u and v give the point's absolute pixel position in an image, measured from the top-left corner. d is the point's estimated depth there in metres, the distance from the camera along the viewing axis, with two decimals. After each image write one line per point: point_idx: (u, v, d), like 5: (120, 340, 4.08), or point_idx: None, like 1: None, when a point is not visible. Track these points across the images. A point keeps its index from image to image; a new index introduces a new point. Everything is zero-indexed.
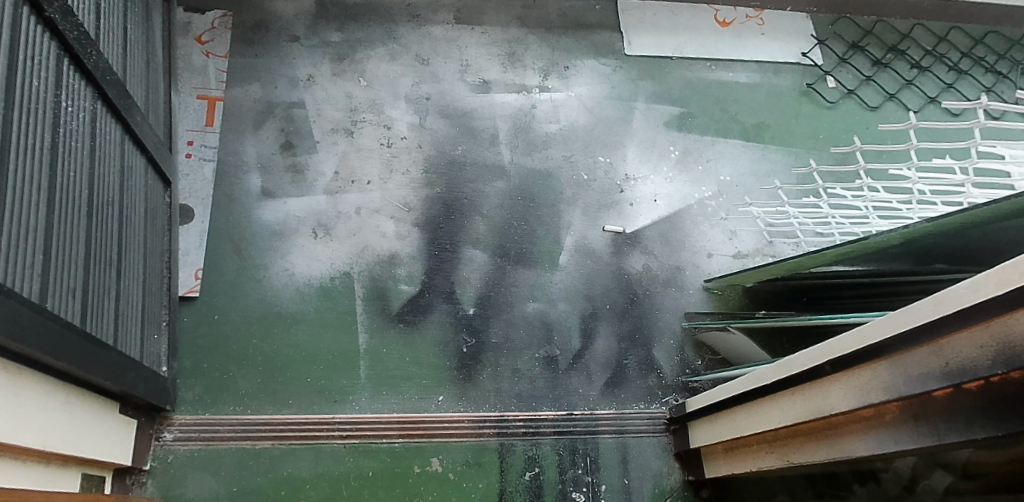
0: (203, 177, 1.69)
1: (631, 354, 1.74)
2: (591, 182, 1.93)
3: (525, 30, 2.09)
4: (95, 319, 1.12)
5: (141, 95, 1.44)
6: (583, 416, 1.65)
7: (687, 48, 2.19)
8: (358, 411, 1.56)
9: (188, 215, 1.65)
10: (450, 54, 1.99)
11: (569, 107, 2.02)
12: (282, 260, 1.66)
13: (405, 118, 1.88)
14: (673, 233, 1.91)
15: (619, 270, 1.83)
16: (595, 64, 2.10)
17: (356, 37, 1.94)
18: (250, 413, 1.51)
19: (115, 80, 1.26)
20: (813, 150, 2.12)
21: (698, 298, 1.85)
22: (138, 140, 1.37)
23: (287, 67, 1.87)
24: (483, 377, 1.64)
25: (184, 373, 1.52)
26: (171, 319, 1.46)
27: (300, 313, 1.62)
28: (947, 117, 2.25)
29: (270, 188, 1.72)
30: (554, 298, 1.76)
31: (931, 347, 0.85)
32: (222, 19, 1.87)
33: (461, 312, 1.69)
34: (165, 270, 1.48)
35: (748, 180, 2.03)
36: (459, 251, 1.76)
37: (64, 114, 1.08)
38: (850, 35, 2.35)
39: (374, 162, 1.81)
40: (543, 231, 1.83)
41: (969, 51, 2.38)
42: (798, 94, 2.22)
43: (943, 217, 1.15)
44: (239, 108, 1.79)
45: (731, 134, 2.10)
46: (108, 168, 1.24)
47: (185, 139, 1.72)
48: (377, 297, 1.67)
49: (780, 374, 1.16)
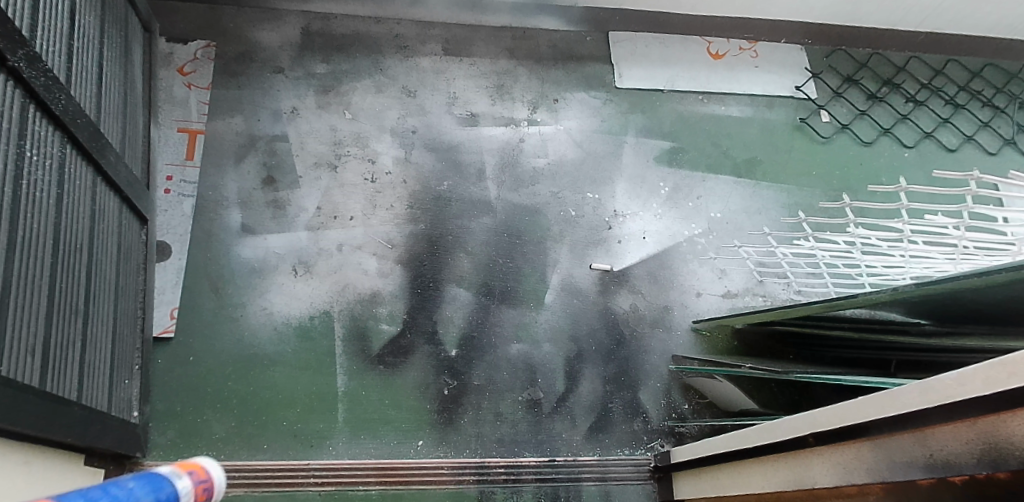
0: (181, 212, 1.66)
1: (616, 397, 1.70)
2: (578, 219, 1.90)
3: (514, 62, 2.07)
4: (55, 374, 1.08)
5: (117, 134, 1.41)
6: (566, 462, 1.61)
7: (679, 81, 2.16)
8: (334, 456, 1.52)
9: (165, 253, 1.62)
10: (438, 87, 1.97)
11: (558, 141, 1.99)
12: (261, 299, 1.62)
13: (390, 152, 1.85)
14: (661, 271, 1.88)
15: (606, 309, 1.80)
16: (584, 97, 2.08)
17: (342, 69, 1.92)
18: (223, 459, 1.48)
19: (86, 122, 1.23)
20: (805, 187, 2.10)
21: (685, 340, 1.81)
22: (111, 181, 1.33)
23: (271, 99, 1.84)
24: (464, 421, 1.60)
25: (156, 416, 1.48)
26: (143, 363, 1.42)
27: (277, 354, 1.59)
28: (942, 153, 2.23)
29: (251, 224, 1.69)
30: (539, 339, 1.73)
31: (916, 435, 0.84)
32: (205, 50, 1.84)
33: (442, 353, 1.66)
34: (139, 310, 1.45)
35: (738, 216, 2.01)
36: (442, 289, 1.73)
37: (28, 165, 1.05)
38: (845, 68, 2.32)
39: (357, 197, 1.78)
40: (529, 269, 1.80)
41: (966, 84, 2.35)
42: (790, 128, 2.19)
43: (937, 281, 1.14)
44: (221, 141, 1.76)
45: (722, 170, 2.07)
46: (78, 216, 1.20)
47: (165, 174, 1.69)
48: (357, 337, 1.64)
49: (764, 437, 1.15)
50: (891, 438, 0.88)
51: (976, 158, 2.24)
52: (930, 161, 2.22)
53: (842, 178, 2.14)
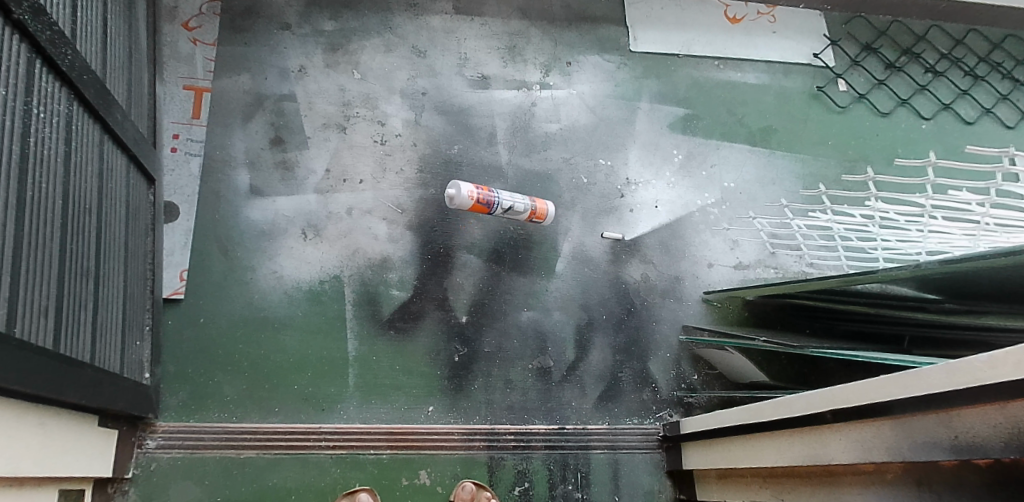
0: (188, 173, 1.63)
1: (626, 367, 1.70)
2: (591, 186, 1.87)
3: (527, 22, 2.01)
4: (68, 337, 1.06)
5: (123, 91, 1.37)
6: (575, 430, 1.62)
7: (696, 46, 2.11)
8: (345, 421, 1.52)
9: (173, 214, 1.59)
10: (448, 47, 1.91)
11: (570, 105, 1.95)
12: (270, 262, 1.60)
13: (400, 114, 1.81)
14: (673, 242, 1.87)
15: (617, 278, 1.79)
16: (598, 60, 2.02)
17: (350, 26, 1.86)
18: (235, 421, 1.48)
19: (92, 79, 1.19)
20: (821, 158, 2.07)
21: (697, 311, 1.81)
22: (118, 140, 1.30)
23: (278, 56, 1.79)
24: (475, 388, 1.60)
25: (168, 378, 1.48)
26: (154, 324, 1.41)
27: (288, 317, 1.57)
28: (959, 126, 2.20)
29: (259, 186, 1.66)
30: (550, 307, 1.72)
31: (942, 416, 0.83)
32: (210, 5, 1.78)
33: (453, 319, 1.65)
34: (148, 272, 1.42)
35: (752, 187, 1.98)
36: (452, 256, 1.71)
37: (35, 122, 1.02)
38: (864, 36, 2.26)
39: (367, 160, 1.74)
40: (540, 236, 1.78)
41: (986, 55, 2.30)
42: (807, 97, 2.14)
43: (963, 260, 1.12)
44: (227, 100, 1.72)
45: (736, 138, 2.04)
46: (86, 175, 1.17)
47: (171, 132, 1.65)
48: (367, 302, 1.62)
49: (780, 412, 1.15)
50: (915, 417, 0.88)
51: (992, 131, 2.21)
52: (947, 134, 2.18)
53: (858, 150, 2.10)
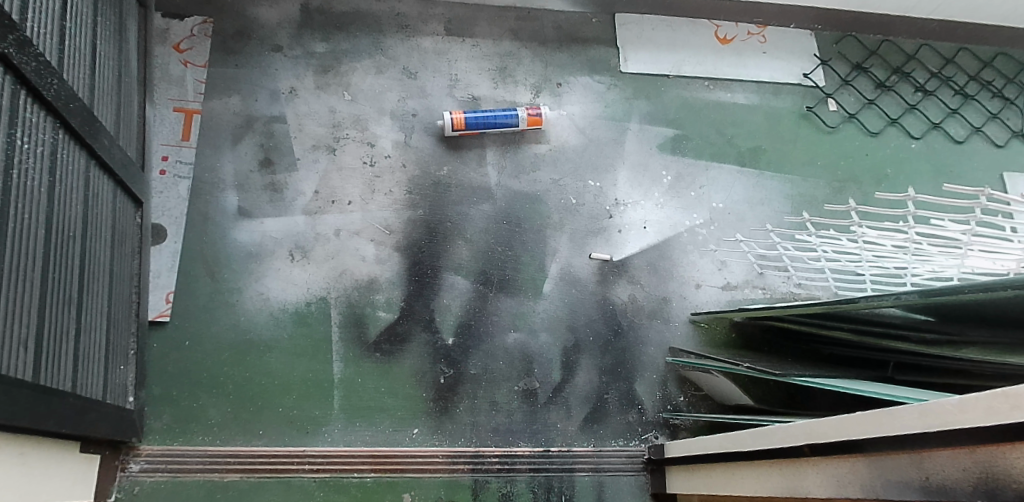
0: (177, 195, 1.64)
1: (612, 388, 1.71)
2: (579, 207, 1.88)
3: (518, 44, 2.02)
4: (49, 365, 1.07)
5: (111, 116, 1.38)
6: (559, 453, 1.62)
7: (686, 66, 2.12)
8: (330, 444, 1.53)
9: (161, 235, 1.61)
10: (439, 68, 1.93)
11: (560, 127, 1.96)
12: (257, 284, 1.62)
13: (389, 135, 1.82)
14: (661, 262, 1.87)
15: (604, 300, 1.79)
16: (589, 81, 2.03)
17: (341, 48, 1.88)
18: (219, 444, 1.49)
19: (79, 107, 1.20)
20: (810, 179, 2.07)
21: (683, 332, 1.81)
22: (105, 166, 1.31)
23: (269, 78, 1.80)
24: (459, 410, 1.61)
25: (153, 400, 1.49)
26: (139, 347, 1.42)
27: (273, 340, 1.58)
28: (949, 145, 2.20)
29: (247, 207, 1.68)
30: (537, 328, 1.72)
31: (913, 456, 0.84)
32: (202, 27, 1.80)
33: (440, 341, 1.65)
34: (133, 296, 1.43)
35: (741, 207, 1.99)
36: (440, 277, 1.71)
37: (19, 153, 1.03)
38: (854, 55, 2.27)
39: (356, 181, 1.75)
40: (528, 257, 1.79)
41: (976, 73, 2.30)
42: (797, 117, 2.15)
43: (941, 292, 1.13)
44: (217, 122, 1.73)
45: (726, 158, 2.04)
46: (71, 202, 1.18)
47: (160, 155, 1.67)
48: (353, 324, 1.63)
49: (759, 442, 1.16)
50: (887, 455, 0.89)
51: (982, 151, 2.21)
52: (937, 153, 2.19)
53: (847, 170, 2.11)
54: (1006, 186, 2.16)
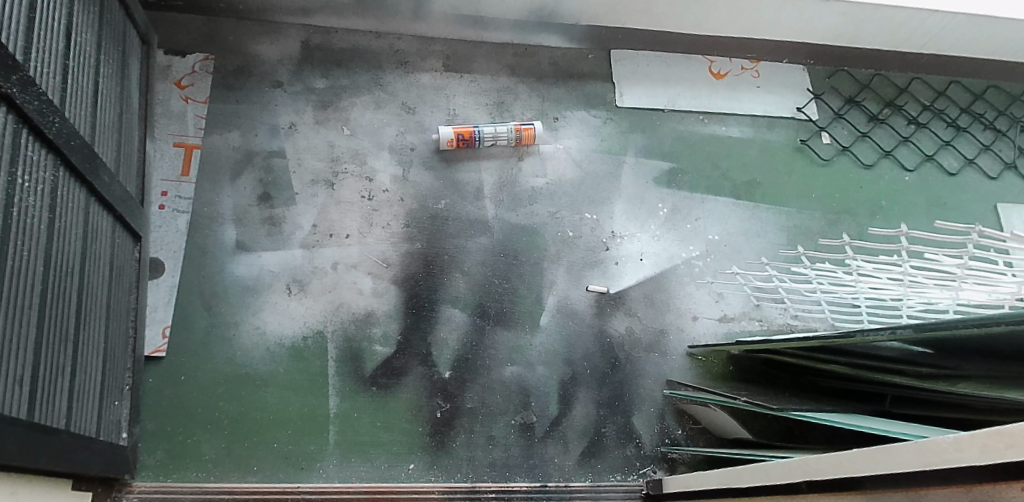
0: (176, 229, 1.66)
1: (609, 422, 1.70)
2: (576, 239, 1.89)
3: (515, 79, 2.05)
4: (44, 402, 1.07)
5: (111, 152, 1.40)
6: (557, 488, 1.60)
7: (681, 101, 2.15)
8: (324, 480, 1.51)
9: (159, 269, 1.61)
10: (437, 104, 1.96)
11: (557, 160, 1.98)
12: (254, 318, 1.62)
13: (388, 169, 1.84)
14: (658, 294, 1.88)
15: (601, 333, 1.79)
16: (585, 115, 2.06)
17: (341, 84, 1.91)
18: (212, 480, 1.47)
19: (80, 144, 1.22)
20: (806, 211, 2.09)
21: (681, 364, 1.81)
22: (105, 201, 1.32)
23: (269, 114, 1.83)
24: (456, 444, 1.60)
25: (146, 436, 1.48)
26: (134, 382, 1.41)
27: (269, 374, 1.58)
28: (943, 177, 2.22)
29: (246, 241, 1.69)
30: (534, 362, 1.72)
31: (910, 493, 0.85)
32: (203, 63, 1.84)
33: (436, 375, 1.65)
34: (130, 330, 1.43)
35: (736, 239, 2.00)
36: (438, 310, 1.72)
37: (19, 191, 1.04)
38: (847, 89, 2.30)
39: (354, 215, 1.77)
40: (526, 290, 1.79)
41: (967, 106, 2.34)
42: (792, 150, 2.18)
43: (937, 327, 1.13)
44: (217, 156, 1.75)
45: (721, 191, 2.06)
46: (70, 238, 1.19)
47: (159, 190, 1.68)
48: (350, 358, 1.63)
49: (755, 478, 1.15)
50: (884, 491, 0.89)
51: (976, 182, 2.23)
52: (932, 185, 2.21)
53: (842, 202, 2.13)
54: (1001, 217, 2.18)
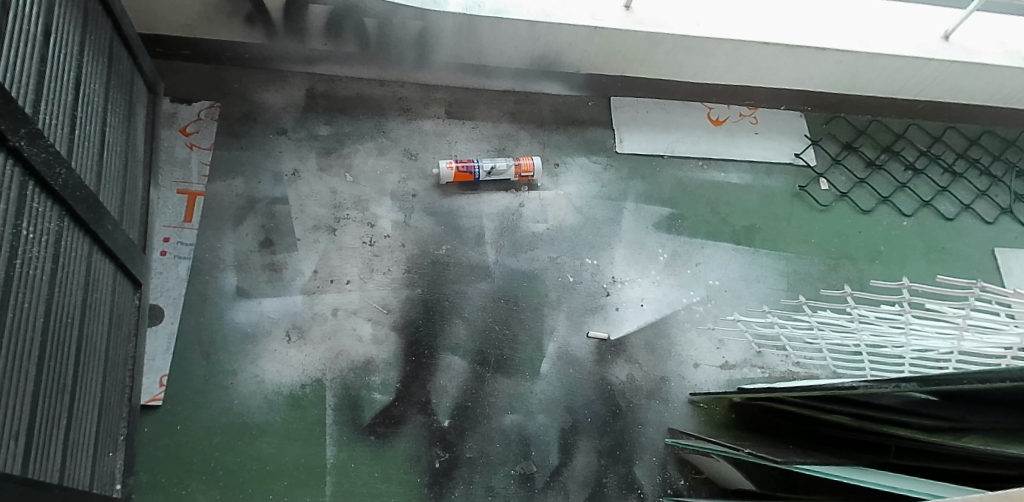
0: (176, 275, 1.66)
1: (611, 471, 1.67)
2: (577, 285, 1.89)
3: (516, 126, 2.08)
4: (38, 457, 1.06)
5: (115, 200, 1.41)
6: None
7: (680, 147, 2.17)
8: None
9: (158, 316, 1.61)
10: (439, 150, 1.98)
11: (558, 206, 2.00)
12: (252, 366, 1.61)
13: (389, 215, 1.85)
14: (659, 340, 1.87)
15: (602, 380, 1.78)
16: (585, 161, 2.08)
17: (345, 131, 1.94)
18: None
19: (86, 195, 1.23)
20: (806, 256, 2.09)
21: (682, 412, 1.79)
22: (108, 250, 1.33)
23: (272, 160, 1.85)
24: (454, 496, 1.57)
25: (140, 487, 1.46)
26: (129, 432, 1.40)
27: (266, 423, 1.56)
28: (941, 222, 2.23)
29: (246, 288, 1.69)
30: (534, 410, 1.70)
31: None
32: (209, 111, 1.87)
33: (435, 424, 1.63)
34: (127, 379, 1.42)
35: (737, 284, 2.00)
36: (437, 357, 1.71)
37: (23, 243, 1.05)
38: (844, 135, 2.34)
39: (355, 261, 1.77)
40: (526, 336, 1.78)
41: (964, 151, 2.36)
42: (790, 196, 2.19)
43: (939, 383, 1.12)
44: (220, 203, 1.77)
45: (721, 237, 2.07)
46: (71, 288, 1.19)
47: (162, 236, 1.70)
48: (348, 406, 1.61)
49: None
50: None
51: (974, 228, 2.23)
52: (931, 230, 2.21)
53: (842, 247, 2.13)
54: (1000, 262, 2.17)
